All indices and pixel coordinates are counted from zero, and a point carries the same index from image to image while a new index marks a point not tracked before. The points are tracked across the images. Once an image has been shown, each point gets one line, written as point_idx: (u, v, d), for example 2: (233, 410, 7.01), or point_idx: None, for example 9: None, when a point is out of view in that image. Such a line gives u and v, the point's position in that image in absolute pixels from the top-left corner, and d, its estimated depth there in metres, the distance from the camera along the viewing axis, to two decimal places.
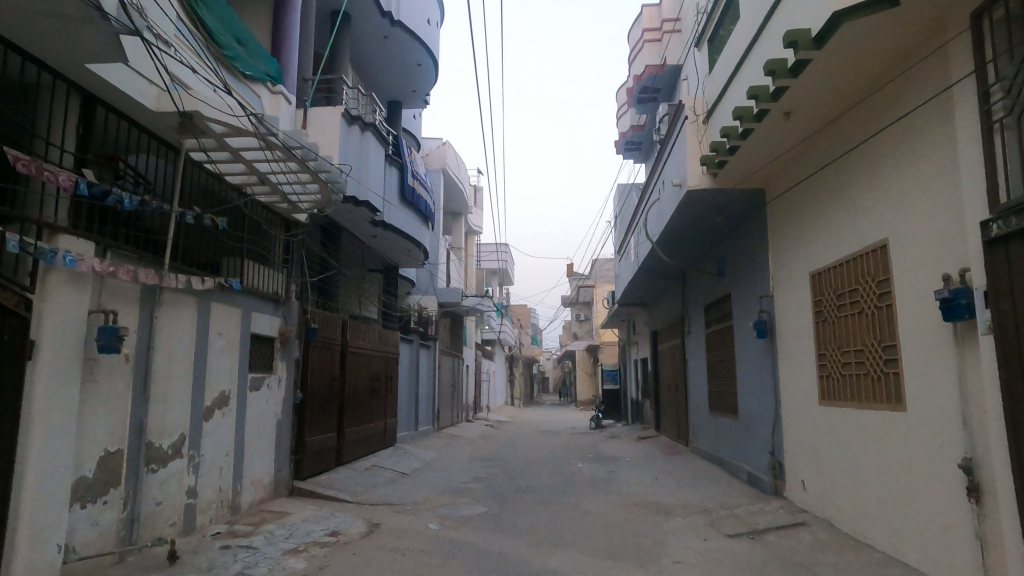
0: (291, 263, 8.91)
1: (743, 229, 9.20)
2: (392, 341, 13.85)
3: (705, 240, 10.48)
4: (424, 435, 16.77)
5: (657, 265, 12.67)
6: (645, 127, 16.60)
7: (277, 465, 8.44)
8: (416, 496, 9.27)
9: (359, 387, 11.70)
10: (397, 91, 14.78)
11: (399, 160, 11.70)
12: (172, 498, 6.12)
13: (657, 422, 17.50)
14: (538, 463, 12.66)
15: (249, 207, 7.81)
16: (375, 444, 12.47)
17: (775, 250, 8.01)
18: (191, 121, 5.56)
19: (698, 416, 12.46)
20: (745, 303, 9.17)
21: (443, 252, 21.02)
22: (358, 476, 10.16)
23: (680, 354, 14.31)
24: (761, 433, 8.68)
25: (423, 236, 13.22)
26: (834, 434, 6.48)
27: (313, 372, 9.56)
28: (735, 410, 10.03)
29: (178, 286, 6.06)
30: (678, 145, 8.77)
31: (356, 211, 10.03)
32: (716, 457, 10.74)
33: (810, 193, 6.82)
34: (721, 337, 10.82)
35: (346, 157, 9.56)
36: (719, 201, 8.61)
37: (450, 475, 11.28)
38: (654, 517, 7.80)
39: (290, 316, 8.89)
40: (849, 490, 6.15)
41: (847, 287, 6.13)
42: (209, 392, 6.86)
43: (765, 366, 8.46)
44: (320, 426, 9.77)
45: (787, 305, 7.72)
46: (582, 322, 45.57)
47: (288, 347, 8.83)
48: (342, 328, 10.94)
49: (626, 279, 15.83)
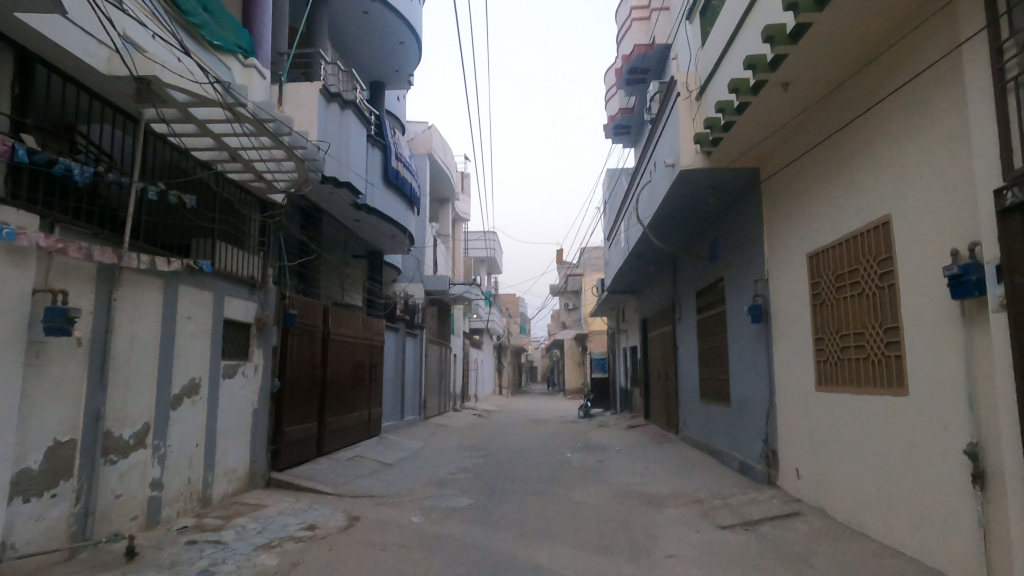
0: (268, 245, 8.53)
1: (736, 212, 8.93)
2: (376, 329, 13.50)
3: (697, 223, 10.21)
4: (410, 425, 16.47)
5: (647, 250, 12.39)
6: (634, 110, 16.30)
7: (253, 456, 8.10)
8: (400, 488, 8.97)
9: (342, 376, 11.37)
10: (380, 71, 14.37)
11: (382, 140, 11.31)
12: (134, 491, 5.78)
13: (647, 410, 17.31)
14: (526, 453, 12.40)
15: (222, 186, 7.44)
16: (358, 435, 12.15)
17: (771, 231, 7.74)
18: (148, 87, 5.23)
19: (688, 404, 12.23)
20: (739, 288, 8.91)
21: (429, 239, 20.65)
22: (340, 467, 9.85)
23: (671, 341, 14.07)
24: (754, 421, 8.45)
25: (409, 221, 12.86)
26: (831, 420, 6.24)
27: (291, 359, 9.21)
28: (727, 398, 9.79)
29: (140, 266, 5.72)
30: (671, 123, 8.47)
31: (336, 192, 9.64)
32: (707, 445, 10.52)
33: (808, 171, 6.56)
34: (713, 323, 10.58)
35: (325, 135, 9.17)
36: (712, 180, 8.33)
37: (436, 466, 11.00)
38: (645, 508, 7.55)
39: (267, 301, 8.52)
40: (846, 478, 5.91)
41: (847, 267, 5.86)
42: (177, 379, 6.50)
43: (759, 352, 8.21)
44: (299, 416, 9.44)
45: (782, 287, 7.46)
46: (571, 311, 45.37)
47: (265, 333, 8.46)
48: (324, 315, 10.59)
49: (615, 265, 15.56)
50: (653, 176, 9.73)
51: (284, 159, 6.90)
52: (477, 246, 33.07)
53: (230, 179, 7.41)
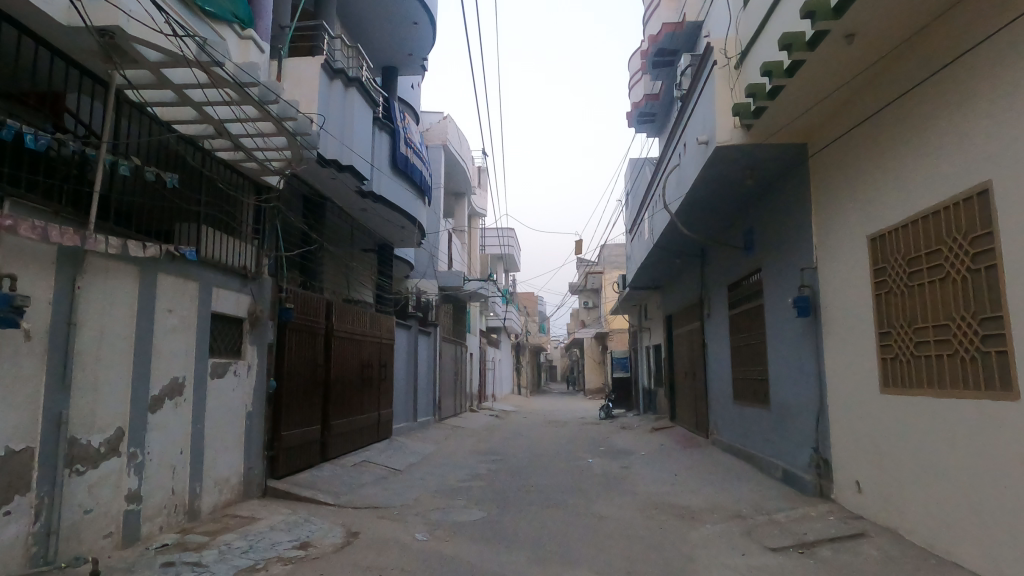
0: (263, 234, 7.82)
1: (777, 195, 8.06)
2: (386, 326, 12.81)
3: (730, 210, 9.35)
4: (423, 427, 15.75)
5: (675, 240, 11.54)
6: (660, 96, 15.49)
7: (248, 463, 7.40)
8: (407, 498, 8.24)
9: (348, 376, 10.68)
10: (392, 56, 13.67)
11: (390, 124, 10.59)
12: (107, 506, 5.05)
13: (672, 412, 16.45)
14: (545, 458, 11.62)
15: (209, 166, 6.72)
16: (367, 438, 11.48)
17: (821, 212, 6.89)
18: (114, 41, 4.47)
19: (720, 406, 11.35)
20: (780, 280, 8.03)
21: (444, 235, 19.94)
22: (345, 474, 9.15)
23: (699, 339, 13.20)
24: (800, 426, 7.58)
25: (419, 212, 12.18)
26: (906, 428, 5.36)
27: (289, 358, 8.50)
28: (766, 400, 8.92)
29: (111, 251, 5.01)
30: (705, 96, 7.65)
31: (339, 177, 8.94)
32: (743, 451, 9.66)
33: (879, 134, 5.71)
34: (749, 318, 9.71)
35: (326, 116, 8.50)
36: (754, 158, 7.47)
37: (448, 473, 10.26)
38: (679, 524, 6.72)
39: (262, 294, 7.82)
40: (929, 497, 5.02)
41: (929, 248, 5.01)
42: (158, 378, 5.78)
43: (806, 349, 7.34)
44: (300, 420, 8.75)
45: (836, 275, 6.57)
46: (590, 310, 44.46)
47: (259, 329, 7.76)
48: (328, 310, 9.90)
49: (639, 259, 14.72)
50: (683, 158, 8.92)
51: (274, 134, 6.19)
52: (494, 242, 32.29)
53: (219, 159, 6.73)
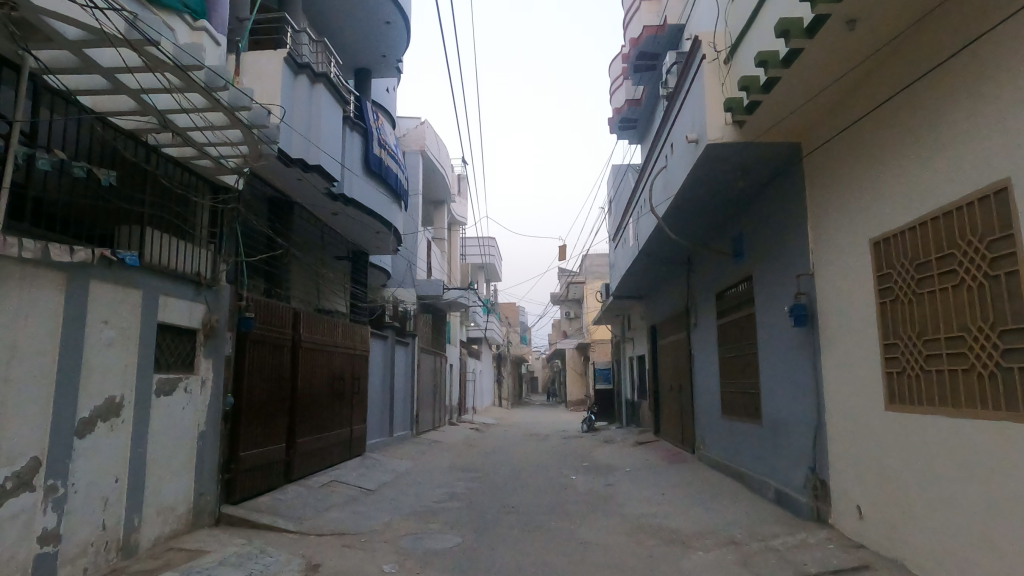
0: (220, 238, 7.21)
1: (769, 198, 7.66)
2: (360, 337, 12.21)
3: (719, 214, 8.94)
4: (399, 442, 15.12)
5: (659, 247, 11.12)
6: (641, 100, 15.13)
7: (199, 489, 6.77)
8: (376, 522, 7.63)
9: (317, 389, 10.06)
10: (365, 57, 13.15)
11: (362, 124, 10.07)
12: (16, 549, 4.42)
13: (657, 425, 15.98)
14: (525, 475, 11.07)
15: (155, 163, 6.12)
16: (338, 455, 10.84)
17: (819, 215, 6.47)
18: (20, 16, 3.90)
19: (707, 420, 10.90)
20: (773, 288, 7.61)
21: (422, 243, 19.38)
22: (310, 496, 8.53)
23: (685, 350, 12.76)
24: (795, 443, 7.13)
25: (395, 216, 11.65)
26: (914, 449, 4.92)
27: (250, 371, 7.87)
28: (757, 415, 8.48)
29: (12, 254, 4.40)
30: (694, 92, 7.27)
31: (305, 178, 8.39)
32: (733, 468, 9.20)
33: (883, 128, 5.32)
34: (738, 328, 9.28)
35: (289, 113, 7.96)
36: (743, 158, 7.08)
37: (422, 492, 9.67)
38: (667, 551, 6.23)
39: (219, 303, 7.21)
40: (941, 527, 4.57)
41: (941, 252, 4.59)
42: (89, 398, 5.17)
43: (802, 361, 6.91)
44: (261, 439, 8.12)
45: (836, 282, 6.15)
46: (572, 320, 44.04)
47: (215, 340, 7.14)
48: (295, 320, 9.29)
49: (623, 267, 14.30)
50: (671, 159, 8.53)
51: (225, 126, 5.66)
52: (474, 252, 31.74)
53: (167, 155, 6.16)
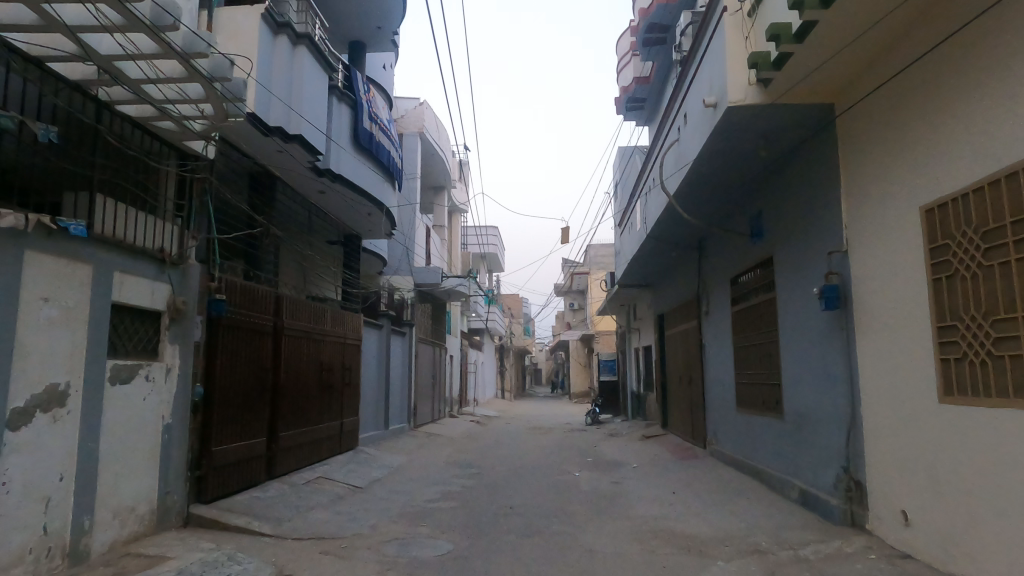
0: (188, 212, 6.53)
1: (793, 169, 6.94)
2: (351, 325, 11.55)
3: (736, 190, 8.23)
4: (394, 435, 14.49)
5: (670, 229, 10.43)
6: (650, 78, 14.38)
7: (164, 488, 6.10)
8: (361, 524, 6.96)
9: (303, 381, 9.40)
10: (360, 30, 12.41)
11: (352, 95, 9.40)
12: None
13: (665, 418, 15.31)
14: (526, 472, 10.41)
15: (111, 123, 5.43)
16: (326, 450, 10.19)
17: (856, 182, 5.74)
18: None
19: (720, 413, 10.22)
20: (799, 269, 6.90)
21: (421, 229, 18.68)
22: (293, 495, 7.89)
23: (695, 339, 12.07)
24: (823, 439, 6.44)
25: (387, 197, 10.99)
26: (978, 448, 4.20)
27: (224, 359, 7.19)
28: (778, 408, 7.79)
29: None
30: (713, 50, 6.57)
31: (286, 149, 7.71)
32: (750, 465, 8.52)
33: (940, 75, 4.63)
34: (756, 315, 8.58)
35: (267, 76, 7.29)
36: (768, 123, 6.38)
37: (415, 489, 9.02)
38: (683, 559, 5.58)
39: (187, 283, 6.53)
40: (1014, 540, 3.86)
41: (1018, 216, 3.89)
42: (26, 386, 4.50)
43: (833, 348, 6.21)
44: (237, 433, 7.45)
45: (876, 258, 5.43)
46: (576, 312, 43.40)
47: (183, 324, 6.46)
48: (276, 305, 8.61)
49: (629, 252, 13.58)
50: (685, 130, 7.84)
51: (181, 78, 4.97)
52: (475, 242, 31.03)
53: (125, 115, 5.47)
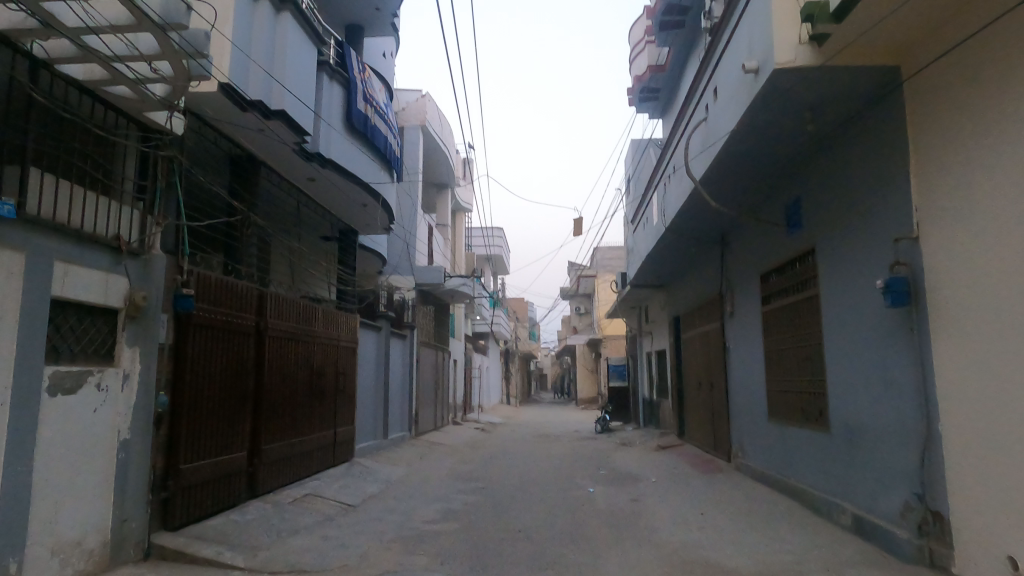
0: (152, 193, 5.68)
1: (844, 146, 6.06)
2: (346, 326, 10.71)
3: (771, 174, 7.35)
4: (394, 444, 13.63)
5: (693, 221, 9.55)
6: (666, 67, 13.51)
7: (120, 514, 5.19)
8: (349, 553, 6.09)
9: (290, 387, 8.54)
10: (358, 12, 11.61)
11: (345, 73, 8.60)
12: None
13: (681, 427, 14.41)
14: (536, 487, 9.55)
15: (53, 85, 4.62)
16: (317, 463, 9.32)
17: (933, 154, 4.84)
18: None
19: (748, 424, 9.33)
20: (853, 261, 6.00)
21: (423, 227, 17.86)
22: (275, 516, 7.02)
23: (717, 342, 11.19)
24: (886, 458, 5.54)
25: (384, 187, 10.17)
26: None
27: (195, 363, 6.32)
28: (823, 419, 6.88)
29: None
30: (755, 8, 5.71)
31: (267, 127, 6.90)
32: (788, 484, 7.61)
33: None
34: (793, 315, 7.69)
35: (245, 42, 6.49)
36: (819, 91, 5.50)
37: (413, 508, 8.16)
38: None
39: (152, 276, 5.65)
40: None
41: None
42: None
43: (899, 352, 5.31)
44: (212, 448, 6.59)
45: (964, 243, 4.52)
46: (582, 316, 42.50)
47: (146, 322, 5.58)
48: (260, 303, 7.75)
49: (644, 247, 12.69)
50: (716, 106, 6.99)
51: (128, 26, 4.16)
52: (479, 242, 30.20)
53: (69, 77, 4.66)
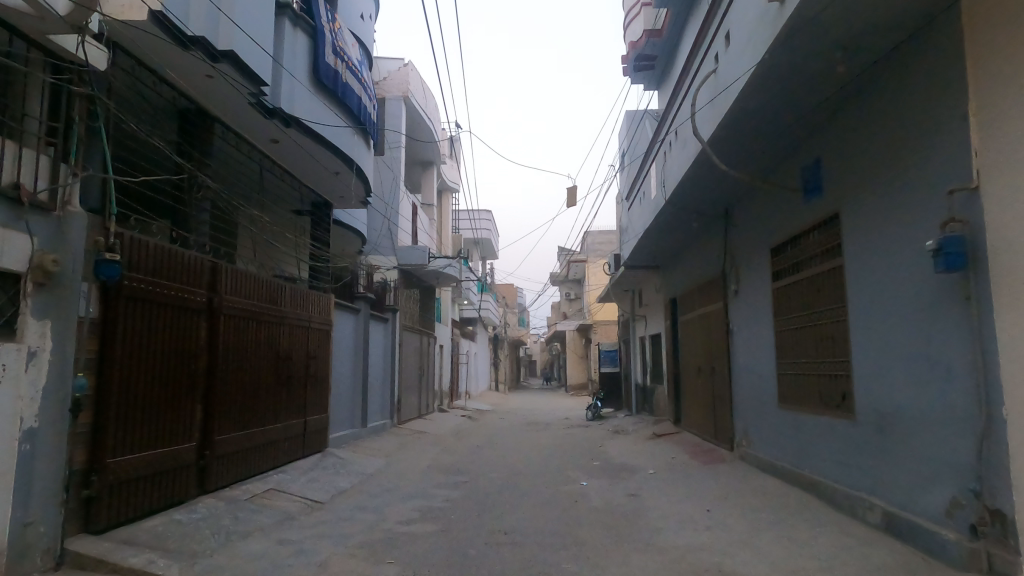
0: (67, 139, 4.78)
1: (882, 91, 5.24)
2: (318, 307, 9.80)
3: (788, 131, 6.54)
4: (374, 434, 12.83)
5: (696, 190, 8.73)
6: (663, 34, 12.62)
7: (22, 519, 4.33)
8: (306, 562, 5.23)
9: (252, 372, 7.69)
10: None
11: (311, 20, 7.68)
12: None
13: (678, 415, 13.68)
14: (522, 481, 8.78)
15: None
16: (283, 455, 8.48)
17: (1000, 87, 4.02)
18: None
19: (755, 412, 8.59)
20: (890, 223, 5.20)
21: (406, 206, 16.95)
22: (227, 516, 6.17)
23: (718, 322, 10.44)
24: (929, 451, 4.77)
25: (358, 152, 9.27)
26: None
27: (127, 340, 5.43)
28: (847, 406, 6.11)
29: None
30: None
31: (213, 69, 5.99)
32: (804, 477, 6.86)
33: None
34: (811, 291, 6.88)
35: None
36: (855, 23, 4.67)
37: (387, 506, 7.34)
38: None
39: (71, 238, 4.77)
40: None
41: None
42: None
43: (948, 326, 4.51)
44: (151, 438, 5.74)
45: None
46: (572, 301, 41.79)
47: (61, 293, 4.69)
48: (213, 276, 6.86)
49: (641, 222, 11.87)
50: (729, 52, 6.14)
51: None
52: (467, 225, 29.28)
53: None
